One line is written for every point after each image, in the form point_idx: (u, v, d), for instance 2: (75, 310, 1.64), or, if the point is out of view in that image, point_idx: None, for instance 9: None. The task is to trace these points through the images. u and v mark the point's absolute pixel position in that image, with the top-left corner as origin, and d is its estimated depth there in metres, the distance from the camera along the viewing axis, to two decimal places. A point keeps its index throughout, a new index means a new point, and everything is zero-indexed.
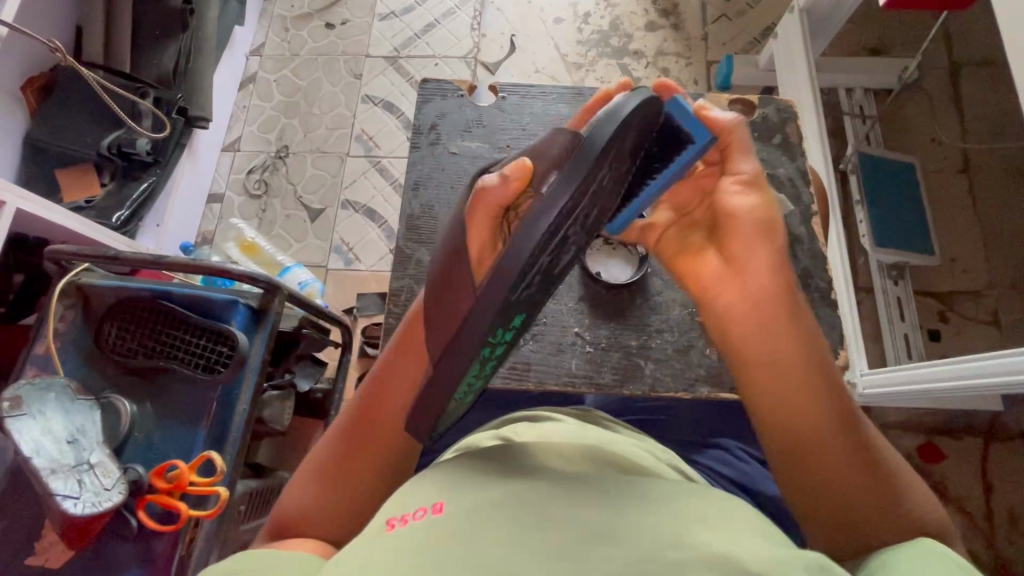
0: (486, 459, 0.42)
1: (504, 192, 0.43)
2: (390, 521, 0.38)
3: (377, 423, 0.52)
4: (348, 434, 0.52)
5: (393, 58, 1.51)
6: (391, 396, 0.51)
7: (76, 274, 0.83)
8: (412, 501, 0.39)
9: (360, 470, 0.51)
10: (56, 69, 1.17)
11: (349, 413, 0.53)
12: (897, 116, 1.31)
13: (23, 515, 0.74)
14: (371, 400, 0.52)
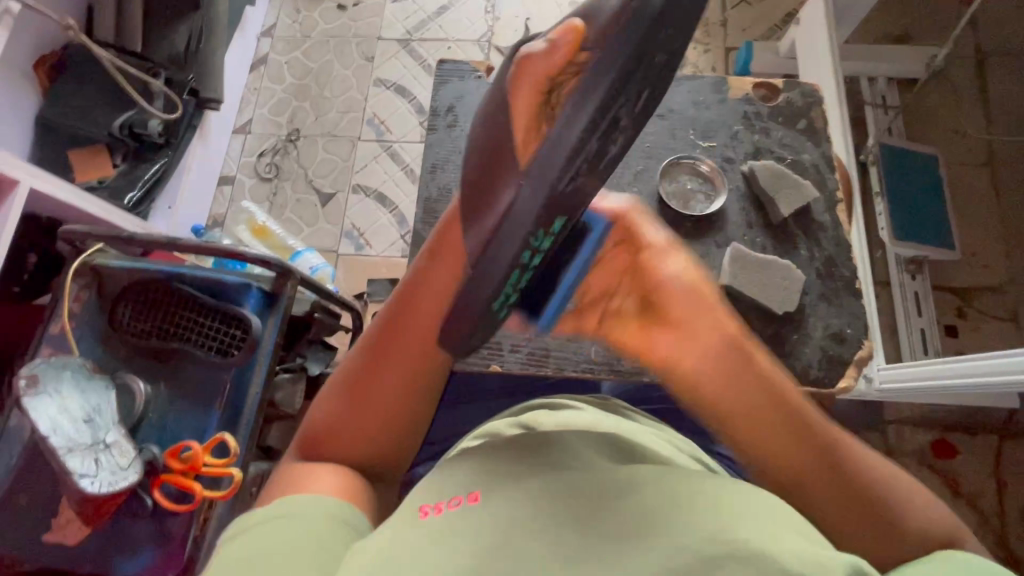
0: (512, 451, 0.44)
1: (549, 62, 0.39)
2: (424, 508, 0.40)
3: (401, 344, 0.50)
4: (373, 355, 0.51)
5: (405, 40, 1.49)
6: (421, 315, 0.49)
7: (89, 254, 0.83)
8: (448, 490, 0.41)
9: (387, 389, 0.51)
10: (69, 47, 1.16)
11: (374, 332, 0.51)
12: (920, 106, 1.28)
13: (40, 492, 0.75)
14: (397, 319, 0.50)
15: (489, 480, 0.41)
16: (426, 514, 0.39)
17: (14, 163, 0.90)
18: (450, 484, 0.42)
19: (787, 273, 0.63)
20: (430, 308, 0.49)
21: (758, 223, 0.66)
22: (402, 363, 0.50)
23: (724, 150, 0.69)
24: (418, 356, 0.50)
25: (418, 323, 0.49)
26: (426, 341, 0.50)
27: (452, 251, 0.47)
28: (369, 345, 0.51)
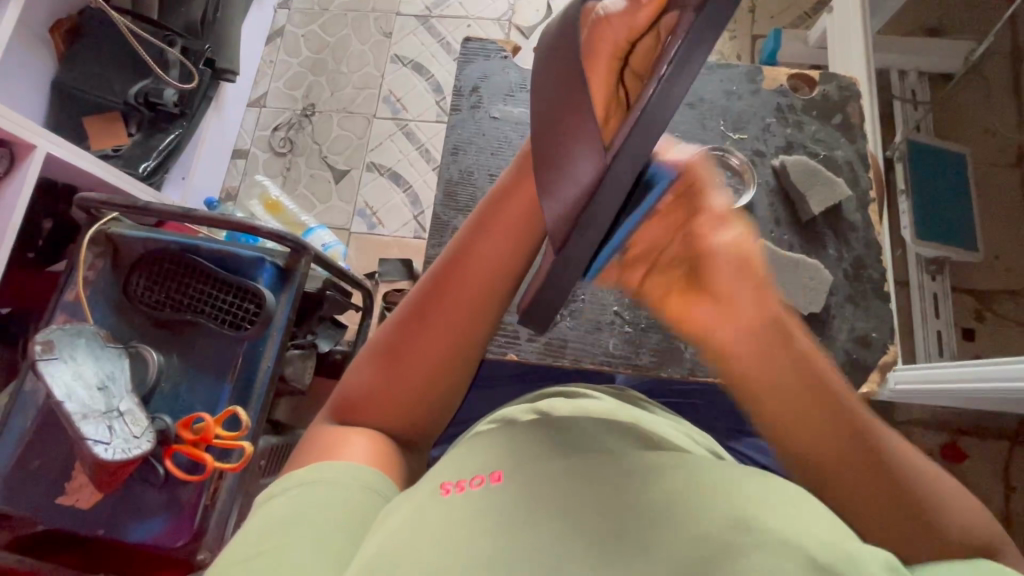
0: (532, 435, 0.43)
1: (626, 25, 0.37)
2: (446, 485, 0.40)
3: (449, 306, 0.50)
4: (420, 313, 0.51)
5: (425, 17, 1.46)
6: (472, 272, 0.50)
7: (105, 223, 0.83)
8: (467, 468, 0.42)
9: (430, 354, 0.51)
10: (85, 11, 1.15)
11: (423, 291, 0.52)
12: (951, 103, 1.24)
13: (55, 457, 0.76)
14: (449, 278, 0.51)
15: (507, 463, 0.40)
16: (448, 492, 0.39)
17: (31, 128, 0.89)
18: (473, 462, 0.42)
19: (814, 272, 0.61)
20: (479, 274, 0.50)
21: (786, 219, 0.65)
22: (447, 327, 0.51)
23: (755, 141, 0.67)
24: (466, 320, 0.51)
25: (466, 285, 0.50)
26: (474, 305, 0.51)
27: (511, 212, 0.49)
28: (415, 307, 0.51)
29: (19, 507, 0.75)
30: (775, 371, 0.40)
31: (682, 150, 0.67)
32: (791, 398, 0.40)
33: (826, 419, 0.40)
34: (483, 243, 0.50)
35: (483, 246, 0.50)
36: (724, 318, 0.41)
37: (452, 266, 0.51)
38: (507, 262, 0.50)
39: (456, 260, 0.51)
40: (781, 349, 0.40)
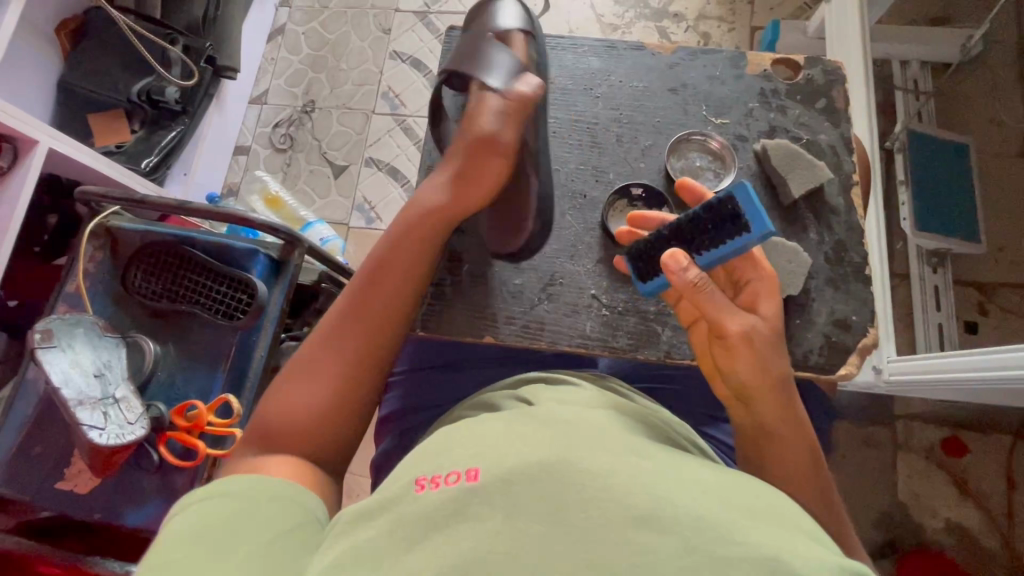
0: (514, 424, 0.44)
1: None
2: (422, 481, 0.41)
3: (358, 323, 0.57)
4: (329, 340, 0.57)
5: (423, 14, 1.47)
6: (376, 294, 0.58)
7: (104, 216, 0.85)
8: (448, 463, 0.41)
9: (345, 374, 0.56)
10: (90, 11, 1.17)
11: (332, 321, 0.58)
12: (954, 93, 1.22)
13: (55, 445, 0.78)
14: (357, 302, 0.58)
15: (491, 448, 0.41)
16: (424, 488, 0.40)
17: (34, 125, 0.92)
18: (452, 454, 0.43)
19: (791, 254, 0.61)
20: (390, 290, 0.58)
21: (767, 204, 0.64)
22: (353, 351, 0.56)
23: (737, 127, 0.67)
24: (377, 331, 0.58)
25: (378, 301, 0.58)
26: (391, 307, 0.58)
27: (407, 243, 0.60)
28: (335, 323, 0.58)
29: (20, 492, 0.77)
30: (772, 407, 0.49)
31: (663, 136, 0.67)
32: (773, 426, 0.49)
33: (784, 436, 0.49)
34: (393, 262, 0.59)
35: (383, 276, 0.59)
36: (737, 357, 0.49)
37: (361, 288, 0.59)
38: (403, 275, 0.59)
39: (366, 282, 0.59)
40: (781, 397, 0.49)
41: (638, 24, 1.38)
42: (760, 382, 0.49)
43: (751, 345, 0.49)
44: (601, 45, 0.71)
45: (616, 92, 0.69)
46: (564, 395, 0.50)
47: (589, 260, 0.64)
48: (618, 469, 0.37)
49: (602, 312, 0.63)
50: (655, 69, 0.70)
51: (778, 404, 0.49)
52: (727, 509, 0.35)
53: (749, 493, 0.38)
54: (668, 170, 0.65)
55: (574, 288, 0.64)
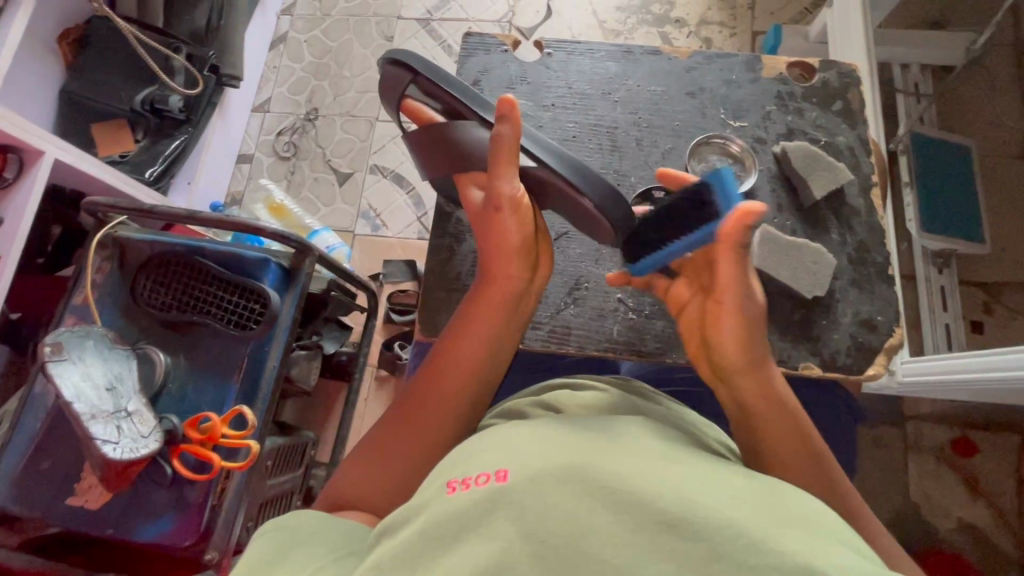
0: (543, 427, 0.44)
1: None
2: (452, 484, 0.40)
3: (426, 396, 0.55)
4: (415, 396, 0.56)
5: (426, 21, 1.47)
6: (460, 350, 0.56)
7: (113, 226, 0.84)
8: (475, 467, 0.40)
9: (409, 443, 0.54)
10: (92, 20, 1.17)
11: (420, 377, 0.57)
12: (955, 95, 1.23)
13: (64, 459, 0.77)
14: (444, 357, 0.56)
15: (530, 445, 0.40)
16: (454, 490, 0.39)
17: (40, 135, 0.91)
18: (479, 460, 0.41)
19: (816, 256, 0.61)
20: (457, 364, 0.55)
21: (788, 206, 0.65)
22: (440, 410, 0.55)
23: (755, 130, 0.67)
24: (438, 402, 0.55)
25: (445, 376, 0.56)
26: (475, 366, 0.56)
27: (492, 301, 0.56)
28: (424, 380, 0.56)
29: (29, 509, 0.76)
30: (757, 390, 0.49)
31: (682, 139, 0.68)
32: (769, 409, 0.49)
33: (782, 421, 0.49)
34: (461, 337, 0.56)
35: (467, 337, 0.56)
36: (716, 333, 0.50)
37: (434, 362, 0.57)
38: (468, 347, 0.56)
39: (436, 355, 0.57)
40: (760, 378, 0.49)
41: (640, 30, 1.39)
42: (737, 357, 0.49)
43: (733, 325, 0.49)
44: (617, 50, 0.71)
45: (634, 96, 0.69)
46: (591, 402, 0.50)
47: (614, 264, 0.64)
48: (661, 477, 0.37)
49: (627, 316, 0.63)
50: (672, 74, 0.70)
51: (761, 384, 0.49)
52: (778, 514, 0.35)
53: (793, 498, 0.37)
54: (689, 174, 0.66)
55: (600, 291, 0.64)
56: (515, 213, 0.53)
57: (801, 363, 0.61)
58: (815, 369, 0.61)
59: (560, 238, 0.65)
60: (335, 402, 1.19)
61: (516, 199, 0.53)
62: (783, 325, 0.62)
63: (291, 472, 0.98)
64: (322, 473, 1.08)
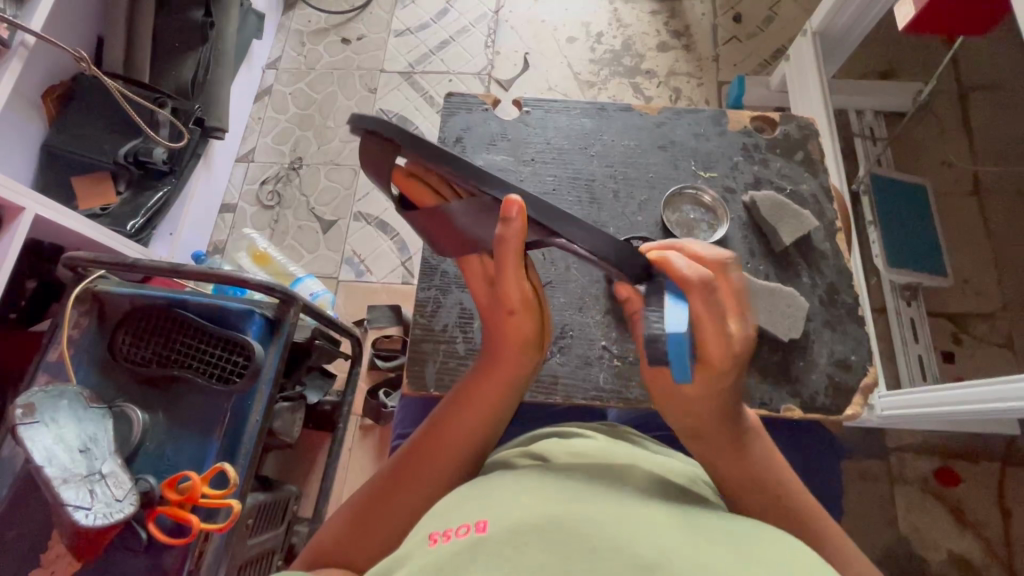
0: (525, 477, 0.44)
1: None
2: (434, 535, 0.39)
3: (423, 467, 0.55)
4: (408, 462, 0.55)
5: (408, 74, 1.53)
6: (459, 424, 0.56)
7: (91, 281, 0.83)
8: (456, 518, 0.40)
9: (400, 507, 0.53)
10: (78, 76, 1.18)
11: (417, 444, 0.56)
12: (908, 138, 1.31)
13: (30, 528, 0.73)
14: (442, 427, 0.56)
15: (519, 495, 0.41)
16: (435, 541, 0.38)
17: (21, 192, 0.90)
18: (458, 511, 0.41)
19: (791, 299, 0.63)
20: (455, 437, 0.55)
21: (761, 251, 0.68)
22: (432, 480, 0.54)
23: (725, 180, 0.71)
24: (433, 474, 0.54)
25: (442, 451, 0.55)
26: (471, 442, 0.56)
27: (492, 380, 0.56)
28: (419, 448, 0.56)
29: None
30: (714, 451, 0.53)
31: (657, 190, 0.71)
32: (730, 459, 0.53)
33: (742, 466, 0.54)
34: (465, 410, 0.56)
35: (467, 410, 0.56)
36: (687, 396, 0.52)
37: (431, 431, 0.56)
38: (464, 427, 0.55)
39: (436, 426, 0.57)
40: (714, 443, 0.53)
41: (612, 80, 1.47)
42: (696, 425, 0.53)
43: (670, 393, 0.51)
44: (592, 107, 0.75)
45: (609, 150, 0.73)
46: (578, 449, 0.50)
47: (597, 311, 0.66)
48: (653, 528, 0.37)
49: (613, 363, 0.64)
50: (644, 128, 0.74)
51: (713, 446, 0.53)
52: (772, 557, 0.35)
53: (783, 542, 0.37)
54: (665, 224, 0.68)
55: (584, 339, 0.65)
56: (526, 314, 0.53)
57: (783, 405, 0.62)
58: (796, 411, 0.62)
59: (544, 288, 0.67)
60: (318, 454, 1.16)
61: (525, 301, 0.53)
62: (763, 367, 0.63)
63: (272, 531, 0.94)
64: (305, 529, 1.04)
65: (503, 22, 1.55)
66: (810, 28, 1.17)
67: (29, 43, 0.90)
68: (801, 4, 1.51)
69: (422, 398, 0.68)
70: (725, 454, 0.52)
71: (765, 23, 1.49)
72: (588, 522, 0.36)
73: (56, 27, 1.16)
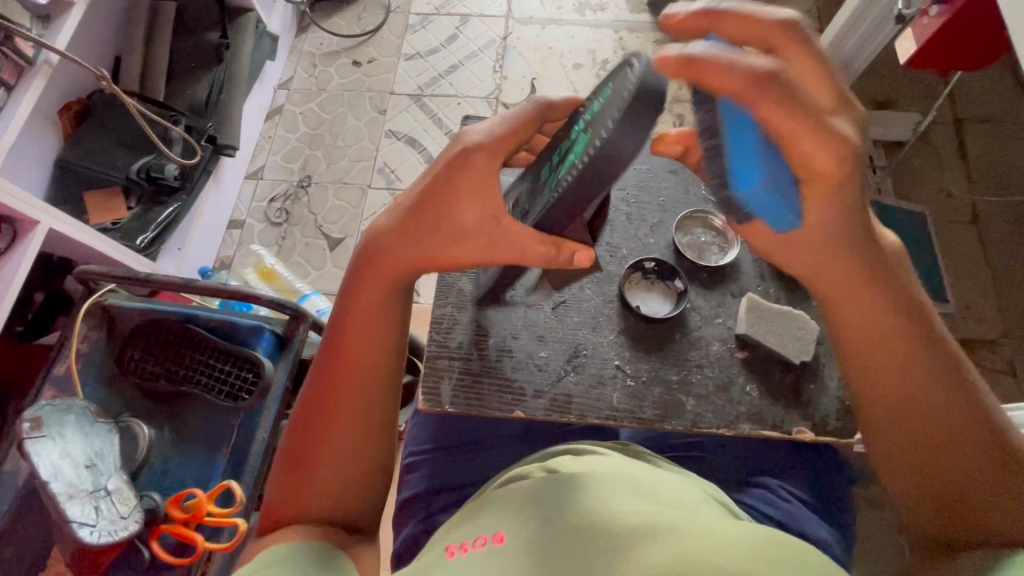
0: (542, 490, 0.44)
1: None
2: (452, 548, 0.42)
3: (340, 404, 0.57)
4: (318, 394, 0.57)
5: (417, 96, 1.56)
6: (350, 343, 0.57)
7: (102, 294, 0.83)
8: (472, 531, 0.43)
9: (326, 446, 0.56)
10: (94, 93, 1.20)
11: (319, 375, 0.58)
12: (907, 167, 1.34)
13: (30, 546, 0.71)
14: (337, 354, 0.57)
15: (537, 519, 0.41)
16: (452, 554, 0.41)
17: (36, 205, 0.91)
18: (475, 526, 0.43)
19: (802, 322, 0.65)
20: (347, 359, 0.57)
21: (771, 275, 0.70)
22: (346, 410, 0.57)
23: None
24: (347, 403, 0.57)
25: (343, 376, 0.57)
26: (361, 359, 0.57)
27: (371, 294, 0.56)
28: (322, 381, 0.58)
29: None
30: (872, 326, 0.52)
31: (669, 214, 0.74)
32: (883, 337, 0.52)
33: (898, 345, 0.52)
34: (348, 337, 0.57)
35: (349, 336, 0.57)
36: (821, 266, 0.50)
37: (336, 366, 0.57)
38: (381, 347, 0.57)
39: (332, 352, 0.58)
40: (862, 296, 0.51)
41: None
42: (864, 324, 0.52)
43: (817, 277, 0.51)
44: None
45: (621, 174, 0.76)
46: (594, 462, 0.50)
47: (611, 331, 0.67)
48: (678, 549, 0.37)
49: (626, 383, 0.65)
50: (655, 155, 0.77)
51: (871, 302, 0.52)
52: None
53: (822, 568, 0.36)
54: (677, 246, 0.71)
55: (598, 359, 0.66)
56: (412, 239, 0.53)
57: (795, 428, 0.62)
58: (809, 434, 0.62)
59: (558, 307, 0.68)
60: None
61: (524, 234, 0.48)
62: (774, 390, 0.64)
63: None
64: None
65: (512, 48, 1.59)
66: None
67: (53, 61, 0.92)
68: None
69: (435, 415, 0.67)
70: (887, 367, 0.53)
71: None
72: (606, 542, 0.37)
73: (77, 47, 1.19)
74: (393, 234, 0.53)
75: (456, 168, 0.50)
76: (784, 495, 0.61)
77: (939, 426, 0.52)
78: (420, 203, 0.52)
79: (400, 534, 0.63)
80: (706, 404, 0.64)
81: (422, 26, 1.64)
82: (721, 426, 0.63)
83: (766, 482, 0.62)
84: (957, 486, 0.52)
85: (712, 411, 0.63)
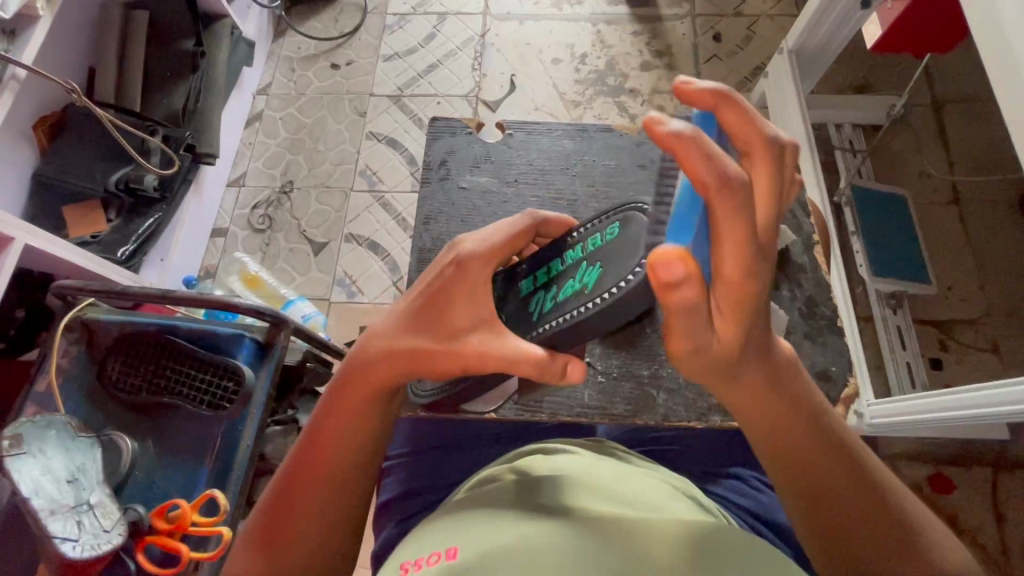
0: (509, 498, 0.44)
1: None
2: (405, 565, 0.40)
3: (308, 490, 0.52)
4: (292, 481, 0.52)
5: (396, 97, 1.55)
6: (338, 441, 0.52)
7: (81, 309, 0.83)
8: (426, 547, 0.41)
9: (294, 536, 0.51)
10: (69, 106, 1.19)
11: (296, 460, 0.53)
12: (885, 150, 1.35)
13: (16, 563, 0.71)
14: (320, 445, 0.52)
15: (498, 521, 0.41)
16: (406, 573, 0.39)
17: (10, 221, 0.90)
18: (430, 540, 0.42)
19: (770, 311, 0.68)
20: (333, 456, 0.52)
21: None
22: (319, 506, 0.52)
23: None
24: (322, 498, 0.52)
25: (323, 471, 0.52)
26: (348, 459, 0.53)
27: (365, 396, 0.51)
28: (299, 470, 0.52)
29: None
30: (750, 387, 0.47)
31: None
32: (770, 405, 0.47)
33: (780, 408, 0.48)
34: (333, 430, 0.52)
35: (336, 432, 0.52)
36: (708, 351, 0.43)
37: (310, 453, 0.53)
38: (361, 442, 0.53)
39: (318, 441, 0.53)
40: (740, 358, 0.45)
41: (597, 100, 1.50)
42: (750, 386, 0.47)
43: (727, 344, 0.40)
44: (573, 129, 0.80)
45: (591, 170, 0.77)
46: (563, 463, 0.50)
47: None
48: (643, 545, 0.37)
49: (597, 379, 0.66)
50: (625, 151, 0.78)
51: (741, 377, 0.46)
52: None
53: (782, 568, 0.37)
54: None
55: None
56: (423, 343, 0.48)
57: None
58: None
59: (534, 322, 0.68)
60: None
61: (504, 347, 0.45)
62: None
63: None
64: None
65: (490, 45, 1.58)
66: (785, 46, 1.19)
67: (21, 76, 0.92)
68: (777, 22, 1.56)
69: (412, 419, 0.68)
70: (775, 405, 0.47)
71: (744, 42, 1.54)
72: (564, 541, 0.38)
73: (48, 60, 1.18)
74: (392, 336, 0.49)
75: (451, 279, 0.48)
76: (758, 486, 0.61)
77: (819, 459, 0.49)
78: (418, 309, 0.49)
79: (379, 537, 0.63)
80: (677, 397, 0.65)
81: (400, 26, 1.64)
82: (692, 418, 0.64)
83: (740, 472, 0.63)
84: (840, 523, 0.48)
85: (683, 404, 0.64)
